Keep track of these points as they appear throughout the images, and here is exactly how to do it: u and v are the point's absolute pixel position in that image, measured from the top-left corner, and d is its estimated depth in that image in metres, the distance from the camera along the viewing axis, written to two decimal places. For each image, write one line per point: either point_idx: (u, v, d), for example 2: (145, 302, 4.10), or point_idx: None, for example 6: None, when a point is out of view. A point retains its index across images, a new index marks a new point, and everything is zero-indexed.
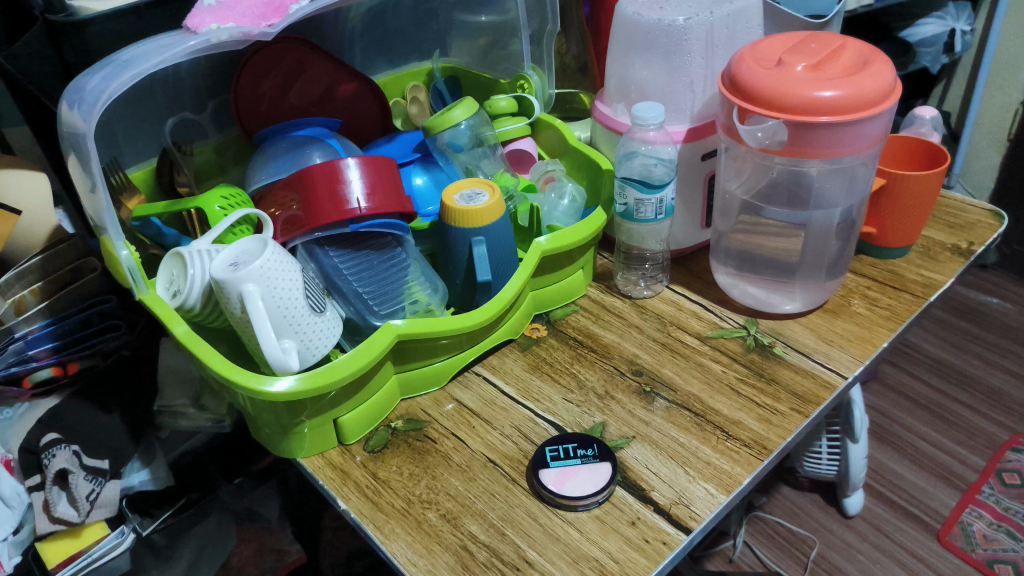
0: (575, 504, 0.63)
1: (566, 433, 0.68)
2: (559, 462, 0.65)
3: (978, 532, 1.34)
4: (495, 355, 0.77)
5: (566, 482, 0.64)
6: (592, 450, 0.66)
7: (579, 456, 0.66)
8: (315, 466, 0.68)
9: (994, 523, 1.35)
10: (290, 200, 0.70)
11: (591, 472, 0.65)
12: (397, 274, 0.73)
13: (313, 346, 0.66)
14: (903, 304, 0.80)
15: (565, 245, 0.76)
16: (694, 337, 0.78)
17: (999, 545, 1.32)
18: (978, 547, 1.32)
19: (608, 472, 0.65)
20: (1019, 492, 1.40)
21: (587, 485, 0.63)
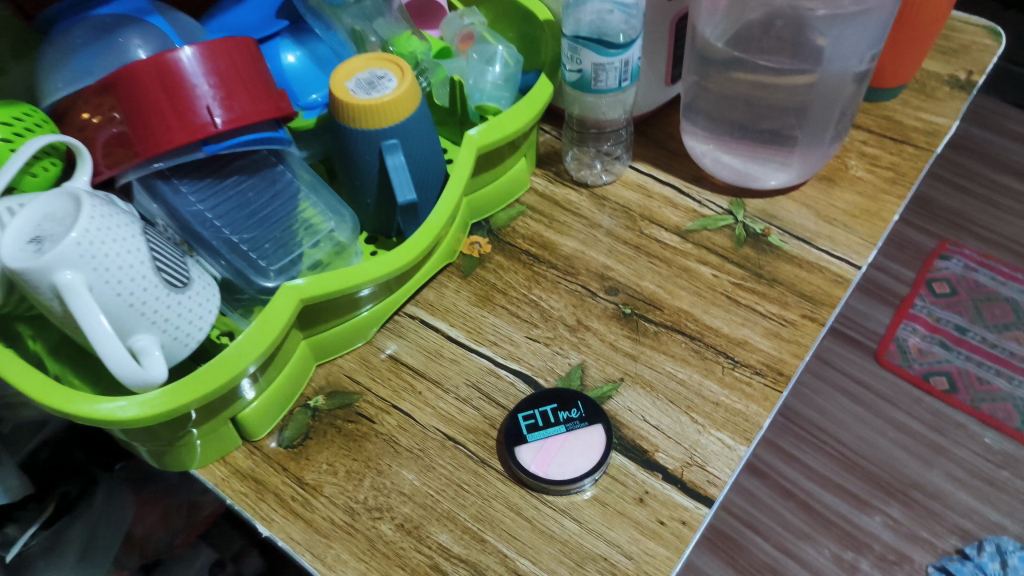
0: (568, 490, 0.49)
1: (539, 391, 0.53)
2: (540, 434, 0.51)
3: (913, 346, 1.30)
4: (432, 289, 0.61)
5: (553, 460, 0.50)
6: (577, 410, 0.52)
7: (565, 424, 0.51)
8: (220, 479, 0.52)
9: (928, 335, 1.30)
10: (109, 110, 0.48)
11: (582, 442, 0.51)
12: (285, 208, 0.54)
13: (179, 331, 0.48)
14: (907, 161, 0.67)
15: (503, 137, 0.59)
16: (672, 232, 0.63)
17: (934, 358, 1.28)
18: (914, 362, 1.28)
19: (604, 438, 0.51)
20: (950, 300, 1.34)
21: (580, 461, 0.50)
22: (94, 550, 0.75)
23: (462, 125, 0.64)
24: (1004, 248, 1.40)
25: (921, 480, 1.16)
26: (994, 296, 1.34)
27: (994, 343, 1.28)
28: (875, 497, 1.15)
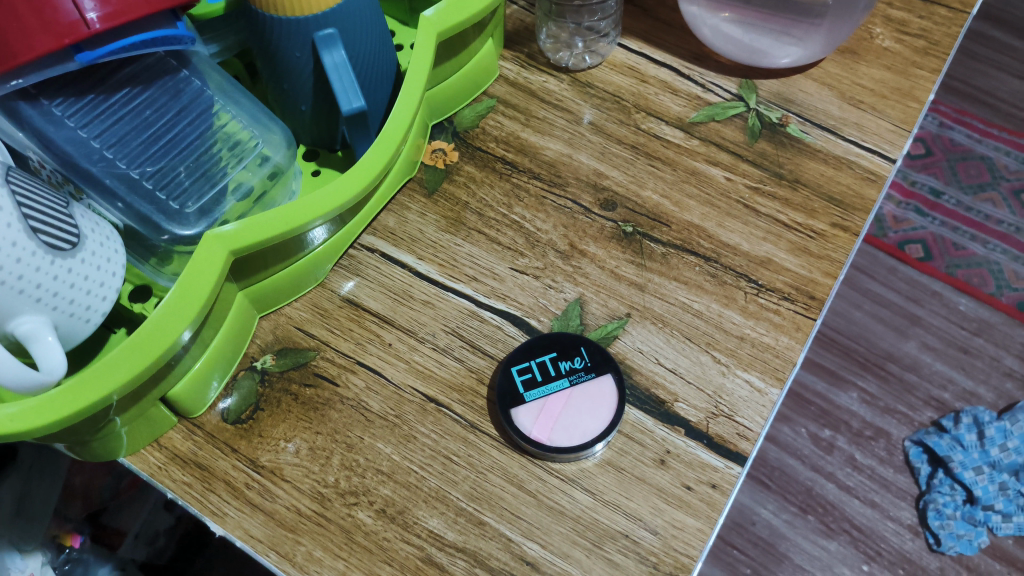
0: (578, 457, 0.41)
1: (535, 338, 0.45)
2: (540, 391, 0.43)
3: (887, 213, 1.07)
4: (392, 212, 0.50)
5: (557, 423, 0.42)
6: (580, 359, 0.44)
7: (571, 378, 0.43)
8: (156, 468, 0.43)
9: (903, 201, 1.08)
10: None
11: (591, 397, 0.43)
12: (198, 127, 0.42)
13: (76, 307, 0.36)
14: (939, 25, 0.57)
15: (467, 17, 0.47)
16: (674, 126, 0.53)
17: (909, 225, 1.06)
18: (888, 230, 1.06)
19: (616, 391, 0.43)
20: (919, 164, 1.10)
21: (589, 422, 0.42)
22: (29, 504, 0.60)
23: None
24: (979, 100, 1.13)
25: (896, 352, 0.98)
26: (970, 155, 1.10)
27: (969, 208, 1.07)
28: (849, 371, 0.97)
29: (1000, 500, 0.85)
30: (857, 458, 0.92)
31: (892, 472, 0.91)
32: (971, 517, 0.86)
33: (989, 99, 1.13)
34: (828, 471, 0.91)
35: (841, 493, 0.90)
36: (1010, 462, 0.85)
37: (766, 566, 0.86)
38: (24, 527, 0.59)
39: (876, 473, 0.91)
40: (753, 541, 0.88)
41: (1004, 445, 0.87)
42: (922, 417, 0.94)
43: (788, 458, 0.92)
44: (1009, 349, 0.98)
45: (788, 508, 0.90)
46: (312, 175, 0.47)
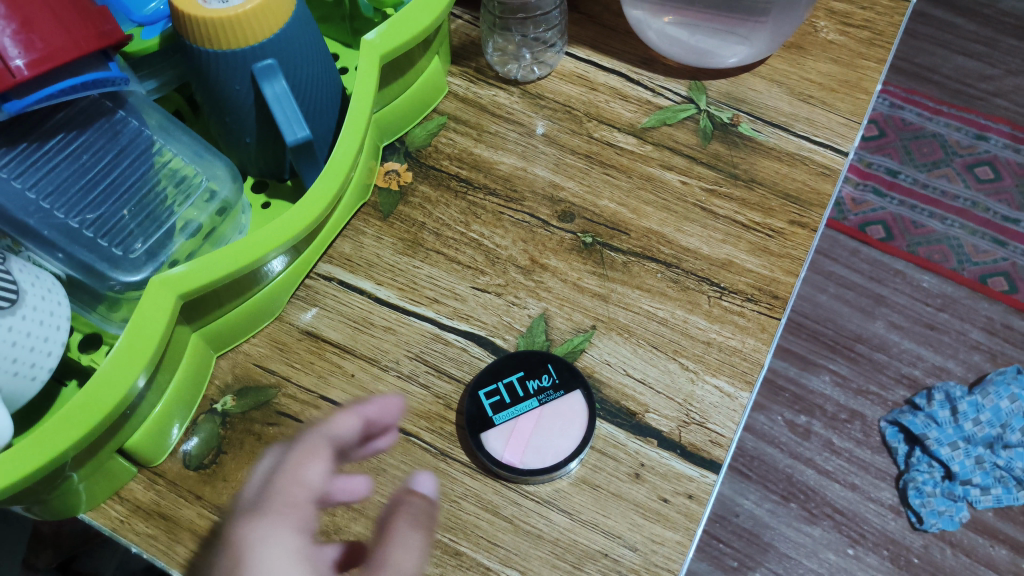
0: (552, 477, 0.41)
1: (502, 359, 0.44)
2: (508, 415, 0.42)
3: (846, 196, 1.08)
4: (347, 238, 0.49)
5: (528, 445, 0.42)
6: (548, 377, 0.44)
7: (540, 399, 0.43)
8: (119, 522, 0.41)
9: (860, 184, 1.09)
10: None
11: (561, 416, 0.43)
12: (139, 167, 0.41)
13: (19, 365, 0.35)
14: (882, 15, 0.57)
15: (411, 38, 0.46)
16: (627, 132, 0.52)
17: (869, 207, 1.07)
18: (848, 213, 1.07)
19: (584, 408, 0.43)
20: (874, 145, 1.11)
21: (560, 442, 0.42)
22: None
23: (352, 20, 0.50)
24: (923, 78, 1.15)
25: (864, 333, 0.99)
26: (921, 133, 1.11)
27: (925, 185, 1.08)
28: (818, 354, 0.97)
29: (978, 473, 0.85)
30: (834, 442, 0.93)
31: (869, 453, 0.92)
32: (951, 493, 0.86)
33: (934, 77, 1.15)
34: (807, 457, 0.92)
35: (821, 478, 0.91)
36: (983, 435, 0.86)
37: (752, 557, 0.87)
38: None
39: (854, 456, 0.92)
40: (737, 532, 0.88)
41: (978, 418, 0.87)
42: (894, 396, 0.95)
43: (766, 447, 0.93)
44: (973, 322, 0.99)
45: (769, 496, 0.90)
46: (261, 207, 0.46)
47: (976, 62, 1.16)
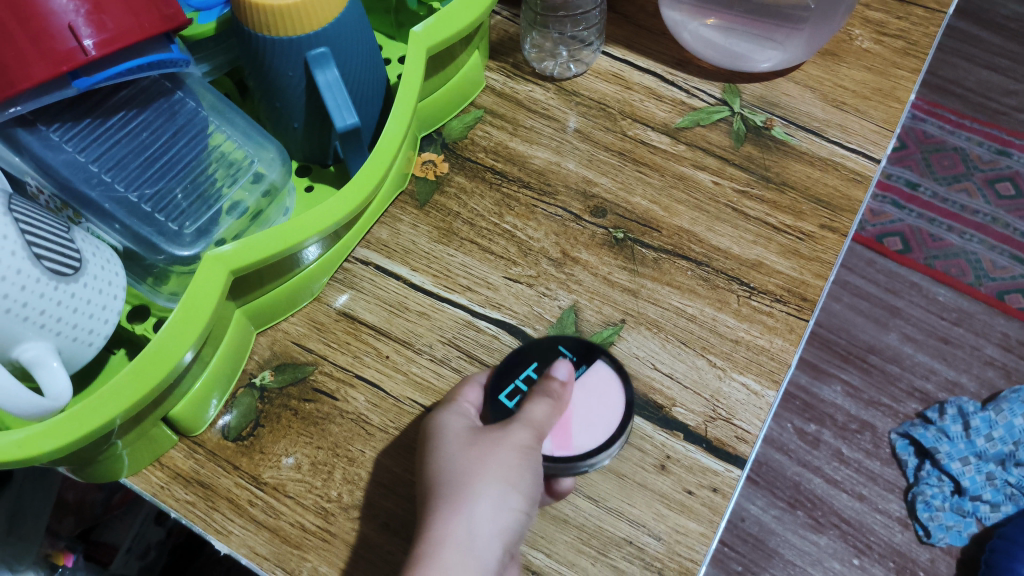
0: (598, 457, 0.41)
1: (511, 357, 0.44)
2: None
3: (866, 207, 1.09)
4: (384, 224, 0.51)
5: (572, 431, 0.41)
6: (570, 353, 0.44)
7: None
8: (159, 487, 0.43)
9: (880, 195, 1.09)
10: None
11: (592, 387, 0.43)
12: (194, 147, 0.42)
13: (79, 331, 0.36)
14: (916, 25, 0.58)
15: (456, 33, 0.47)
16: (661, 132, 0.53)
17: (887, 218, 1.08)
18: (867, 225, 1.08)
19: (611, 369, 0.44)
20: (897, 157, 1.12)
21: (607, 413, 0.42)
22: (22, 521, 0.62)
23: (396, 13, 0.51)
24: (947, 91, 1.15)
25: (878, 343, 0.99)
26: (943, 146, 1.12)
27: (945, 199, 1.09)
28: (832, 363, 0.98)
29: (988, 490, 0.86)
30: (843, 451, 0.93)
31: (879, 464, 0.92)
32: (960, 508, 0.86)
33: (958, 90, 1.15)
34: (815, 465, 0.93)
35: (829, 488, 0.92)
36: (995, 452, 0.86)
37: (757, 562, 0.88)
38: (16, 544, 0.61)
39: (863, 466, 0.92)
40: (744, 537, 0.89)
41: (990, 434, 0.87)
42: (906, 408, 0.95)
43: (775, 454, 0.94)
44: (989, 337, 1.00)
45: (776, 503, 0.91)
46: (305, 191, 0.47)
47: (1001, 77, 1.16)
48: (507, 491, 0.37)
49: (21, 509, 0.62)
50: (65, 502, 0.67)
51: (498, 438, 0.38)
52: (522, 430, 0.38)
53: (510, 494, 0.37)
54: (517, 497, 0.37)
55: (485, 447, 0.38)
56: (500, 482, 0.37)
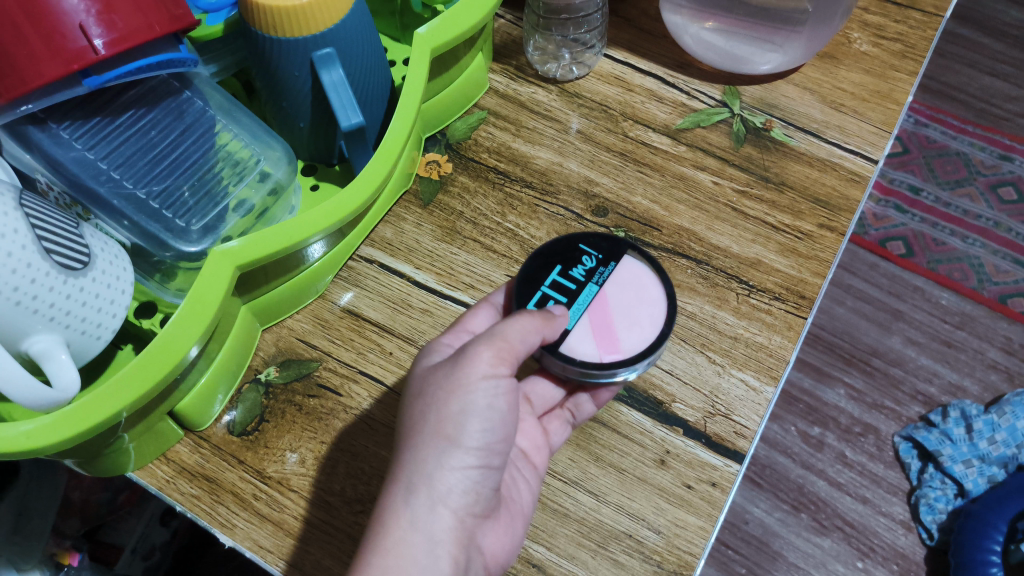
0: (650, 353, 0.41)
1: (533, 264, 0.44)
2: (579, 312, 0.42)
3: (868, 211, 1.09)
4: (388, 223, 0.51)
5: (618, 331, 0.42)
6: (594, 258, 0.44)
7: (597, 280, 0.43)
8: (165, 481, 0.43)
9: (883, 199, 1.10)
10: None
11: (626, 282, 0.44)
12: (201, 145, 0.43)
13: (87, 325, 0.37)
14: (914, 29, 0.58)
15: (460, 35, 0.48)
16: (661, 133, 0.54)
17: (889, 222, 1.08)
18: (870, 229, 1.08)
19: (640, 263, 0.44)
20: (899, 161, 1.12)
21: (650, 308, 0.43)
22: (27, 522, 0.63)
23: (401, 16, 0.52)
24: (949, 96, 1.16)
25: (881, 347, 1.00)
26: (946, 151, 1.12)
27: (947, 203, 1.09)
28: (834, 366, 0.98)
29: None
30: (846, 454, 0.94)
31: (882, 467, 0.93)
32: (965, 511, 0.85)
33: (960, 95, 1.16)
34: (819, 468, 0.93)
35: (832, 490, 0.92)
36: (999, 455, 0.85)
37: (761, 564, 0.88)
38: (21, 544, 0.62)
39: (866, 469, 0.93)
40: (747, 539, 0.89)
41: (993, 437, 0.87)
42: (909, 411, 0.96)
43: (778, 456, 0.94)
44: (991, 341, 1.00)
45: (780, 505, 0.91)
46: (310, 189, 0.48)
47: (1002, 82, 1.17)
48: (443, 443, 0.36)
49: (26, 509, 0.63)
50: (71, 502, 0.68)
51: (435, 384, 0.37)
52: (459, 373, 0.37)
53: (451, 445, 0.36)
54: (459, 449, 0.36)
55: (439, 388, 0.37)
56: (436, 433, 0.36)
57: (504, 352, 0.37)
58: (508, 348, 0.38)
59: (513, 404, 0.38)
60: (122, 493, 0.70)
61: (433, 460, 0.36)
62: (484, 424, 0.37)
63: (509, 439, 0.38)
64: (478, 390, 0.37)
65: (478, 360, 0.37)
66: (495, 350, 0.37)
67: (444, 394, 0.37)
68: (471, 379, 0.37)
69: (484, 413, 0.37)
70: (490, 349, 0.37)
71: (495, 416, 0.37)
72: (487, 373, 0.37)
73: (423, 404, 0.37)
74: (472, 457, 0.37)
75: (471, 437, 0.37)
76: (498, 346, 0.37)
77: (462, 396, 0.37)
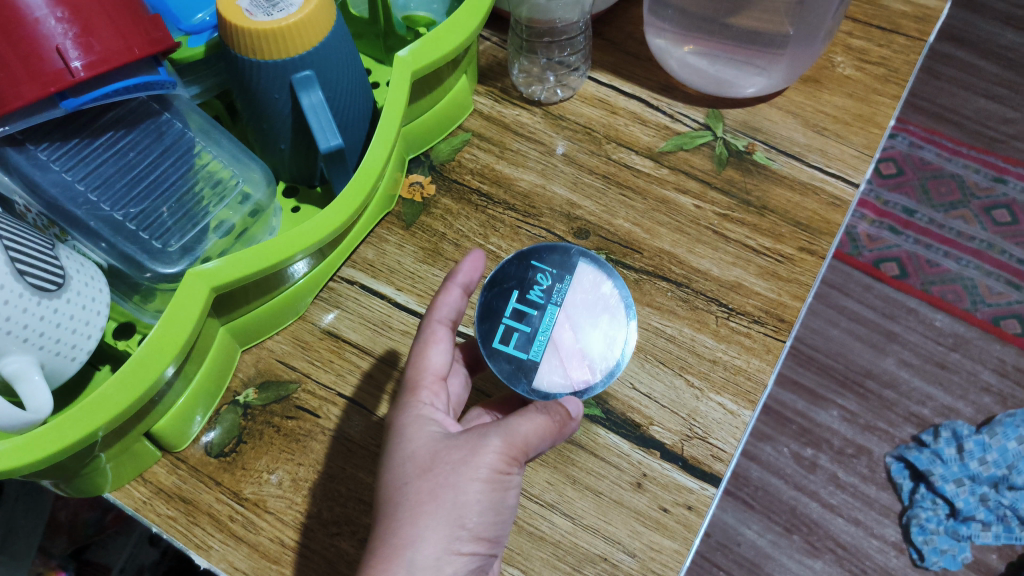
0: (558, 289, 0.45)
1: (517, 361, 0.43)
2: (546, 340, 0.43)
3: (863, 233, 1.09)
4: (371, 244, 0.51)
5: (580, 351, 0.44)
6: (544, 279, 0.45)
7: (554, 300, 0.44)
8: (141, 502, 0.43)
9: (877, 221, 1.10)
10: None
11: (584, 296, 0.45)
12: (180, 166, 0.43)
13: (61, 346, 0.37)
14: (898, 53, 0.59)
15: (442, 56, 0.48)
16: (644, 156, 0.54)
17: (884, 244, 1.08)
18: (864, 250, 1.08)
19: (594, 270, 0.46)
20: (897, 182, 1.13)
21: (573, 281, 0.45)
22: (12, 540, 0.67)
23: (386, 38, 0.52)
24: (945, 118, 1.16)
25: (874, 369, 0.99)
26: (941, 173, 1.13)
27: (942, 225, 1.09)
28: (828, 388, 0.98)
29: (981, 509, 0.85)
30: (839, 476, 0.93)
31: (875, 489, 0.92)
32: (955, 531, 0.86)
33: (955, 117, 1.16)
34: (811, 489, 0.93)
35: (825, 512, 0.91)
36: (988, 474, 0.85)
37: None
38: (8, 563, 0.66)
39: (858, 491, 0.92)
40: (738, 561, 0.89)
41: (984, 458, 0.87)
42: (902, 433, 0.95)
43: (770, 477, 0.94)
44: (985, 363, 1.00)
45: (772, 527, 0.91)
46: (292, 212, 0.48)
47: (996, 104, 1.17)
48: (456, 534, 0.36)
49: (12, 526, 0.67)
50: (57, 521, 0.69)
51: (452, 469, 0.36)
52: (475, 462, 0.37)
53: (461, 536, 0.36)
54: (468, 538, 0.36)
55: (456, 476, 0.36)
56: (451, 524, 0.36)
57: (516, 446, 0.37)
58: (521, 449, 0.38)
59: (511, 495, 0.38)
60: (109, 512, 0.71)
61: (444, 549, 0.35)
62: (492, 514, 0.37)
63: (503, 529, 0.39)
64: (490, 483, 0.37)
65: (498, 454, 0.37)
66: (513, 450, 0.37)
67: (455, 483, 0.36)
68: (491, 473, 0.37)
69: (492, 504, 0.37)
70: (502, 440, 0.37)
71: (502, 506, 0.38)
72: (498, 466, 0.37)
73: (433, 493, 0.36)
74: (474, 545, 0.36)
75: (480, 528, 0.37)
76: (514, 444, 0.37)
77: (473, 486, 0.36)
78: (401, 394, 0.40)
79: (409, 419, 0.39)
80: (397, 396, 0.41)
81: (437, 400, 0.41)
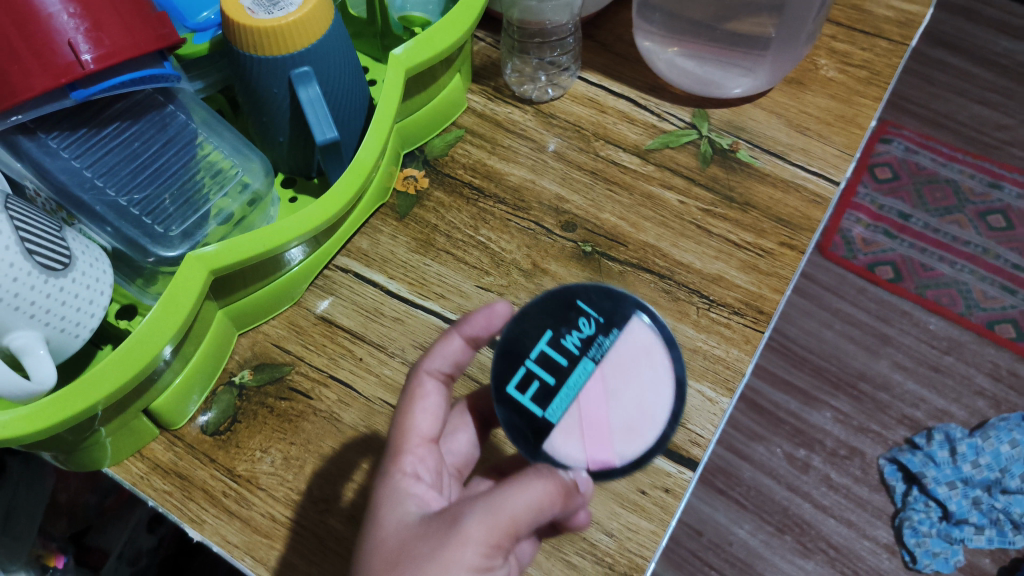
0: (600, 350, 0.40)
1: (530, 415, 0.39)
2: (569, 398, 0.39)
3: (858, 237, 1.11)
4: (364, 235, 0.53)
5: (608, 426, 0.39)
6: (589, 327, 0.40)
7: (592, 354, 0.40)
8: (139, 477, 0.45)
9: (871, 225, 1.11)
10: None
11: (632, 358, 0.40)
12: (183, 156, 0.45)
13: (66, 323, 0.39)
14: (881, 56, 0.60)
15: (436, 54, 0.50)
16: (631, 153, 0.56)
17: (878, 247, 1.10)
18: (859, 253, 1.10)
19: (651, 335, 0.41)
20: (892, 187, 1.14)
21: (627, 345, 0.40)
22: (15, 521, 0.66)
23: (382, 37, 0.54)
24: (937, 125, 1.19)
25: (867, 371, 1.01)
26: (935, 178, 1.14)
27: (935, 229, 1.11)
28: (820, 390, 1.00)
29: (974, 512, 0.87)
30: (831, 477, 0.95)
31: (867, 490, 0.94)
32: (948, 535, 0.88)
33: (949, 124, 1.18)
34: (804, 490, 0.94)
35: (817, 512, 0.93)
36: (982, 477, 0.88)
37: None
38: (13, 545, 0.66)
39: (851, 492, 0.94)
40: (731, 560, 0.90)
41: (977, 461, 0.89)
42: (895, 436, 0.97)
43: (763, 478, 0.95)
44: (979, 367, 1.01)
45: (764, 527, 0.92)
46: (289, 202, 0.50)
47: (989, 111, 1.19)
48: None
49: (14, 508, 0.66)
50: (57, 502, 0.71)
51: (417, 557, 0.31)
52: (443, 549, 0.31)
53: None
54: None
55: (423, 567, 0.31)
56: None
57: (498, 531, 0.32)
58: (504, 535, 0.32)
59: None
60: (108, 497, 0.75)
61: None
62: None
63: None
64: None
65: (478, 547, 0.31)
66: (496, 538, 0.32)
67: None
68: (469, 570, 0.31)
69: None
70: (482, 526, 0.32)
71: None
72: (477, 561, 0.31)
73: None
74: None
75: None
76: (496, 530, 0.32)
77: None
78: (386, 459, 0.37)
79: (387, 493, 0.35)
80: (381, 461, 0.37)
81: (422, 465, 0.37)
